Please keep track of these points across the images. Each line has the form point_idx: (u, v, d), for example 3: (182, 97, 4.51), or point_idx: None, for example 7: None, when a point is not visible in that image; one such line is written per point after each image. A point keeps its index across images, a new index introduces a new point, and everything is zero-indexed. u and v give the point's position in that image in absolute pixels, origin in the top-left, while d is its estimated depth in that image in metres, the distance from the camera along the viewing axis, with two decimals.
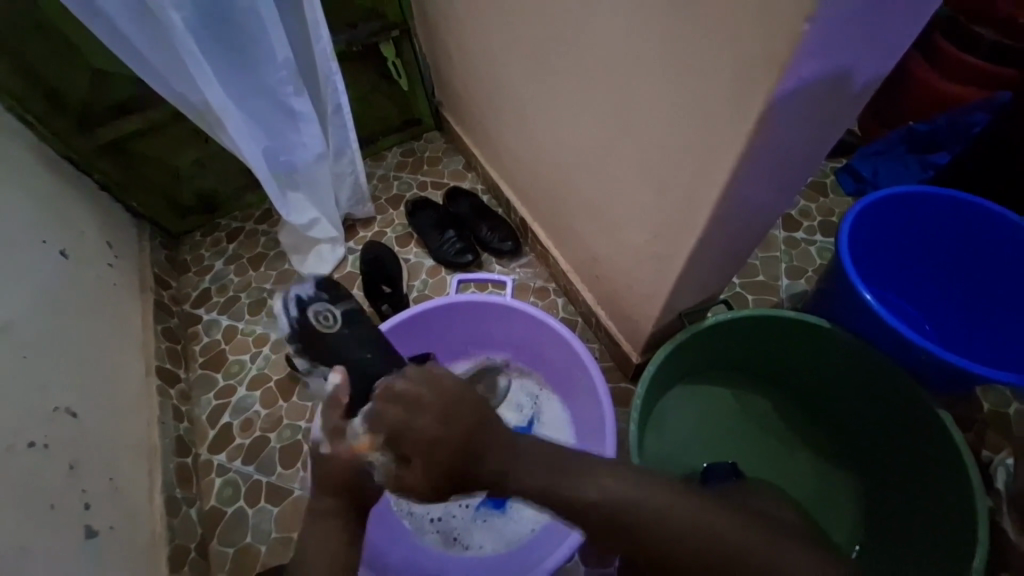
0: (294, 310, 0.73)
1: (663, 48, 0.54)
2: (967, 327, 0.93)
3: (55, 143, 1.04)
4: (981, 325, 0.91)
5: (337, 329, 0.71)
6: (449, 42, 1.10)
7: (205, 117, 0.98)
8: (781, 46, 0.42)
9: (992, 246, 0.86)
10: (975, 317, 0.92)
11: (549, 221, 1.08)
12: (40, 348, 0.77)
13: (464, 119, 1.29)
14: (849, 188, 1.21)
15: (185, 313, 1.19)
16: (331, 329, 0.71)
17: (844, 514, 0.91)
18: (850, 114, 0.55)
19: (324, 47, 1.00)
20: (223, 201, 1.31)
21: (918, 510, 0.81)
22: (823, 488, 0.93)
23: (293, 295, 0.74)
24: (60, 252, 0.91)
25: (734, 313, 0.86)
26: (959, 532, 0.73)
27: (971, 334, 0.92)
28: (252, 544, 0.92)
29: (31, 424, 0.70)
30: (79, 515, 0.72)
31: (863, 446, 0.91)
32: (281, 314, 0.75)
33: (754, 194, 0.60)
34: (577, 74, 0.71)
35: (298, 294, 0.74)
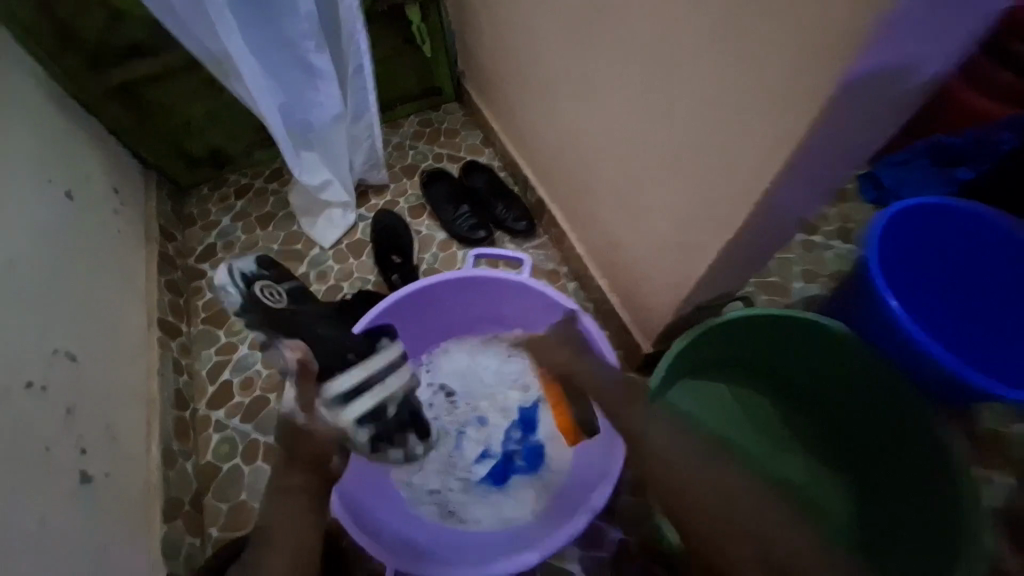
0: (240, 284, 0.70)
1: (719, 26, 0.52)
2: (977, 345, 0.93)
3: (62, 79, 0.99)
4: (990, 343, 0.91)
5: (283, 305, 0.70)
6: (479, 9, 1.06)
7: (222, 64, 0.94)
8: (851, 29, 0.40)
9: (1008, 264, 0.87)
10: (985, 335, 0.92)
11: (568, 203, 1.06)
12: (41, 288, 0.75)
13: (487, 92, 1.25)
14: (870, 195, 1.20)
15: (189, 267, 1.17)
16: (277, 306, 0.70)
17: (838, 522, 0.90)
18: (899, 110, 0.53)
19: (350, 4, 0.96)
20: (233, 156, 1.27)
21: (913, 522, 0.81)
22: (819, 495, 0.93)
23: (239, 271, 0.71)
24: (64, 193, 0.88)
25: (753, 309, 0.85)
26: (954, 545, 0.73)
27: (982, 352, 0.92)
28: (247, 502, 0.91)
29: (29, 365, 0.68)
30: (75, 460, 0.70)
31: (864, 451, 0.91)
32: (224, 287, 0.71)
33: (796, 188, 0.58)
34: (619, 50, 0.68)
35: (241, 270, 0.72)
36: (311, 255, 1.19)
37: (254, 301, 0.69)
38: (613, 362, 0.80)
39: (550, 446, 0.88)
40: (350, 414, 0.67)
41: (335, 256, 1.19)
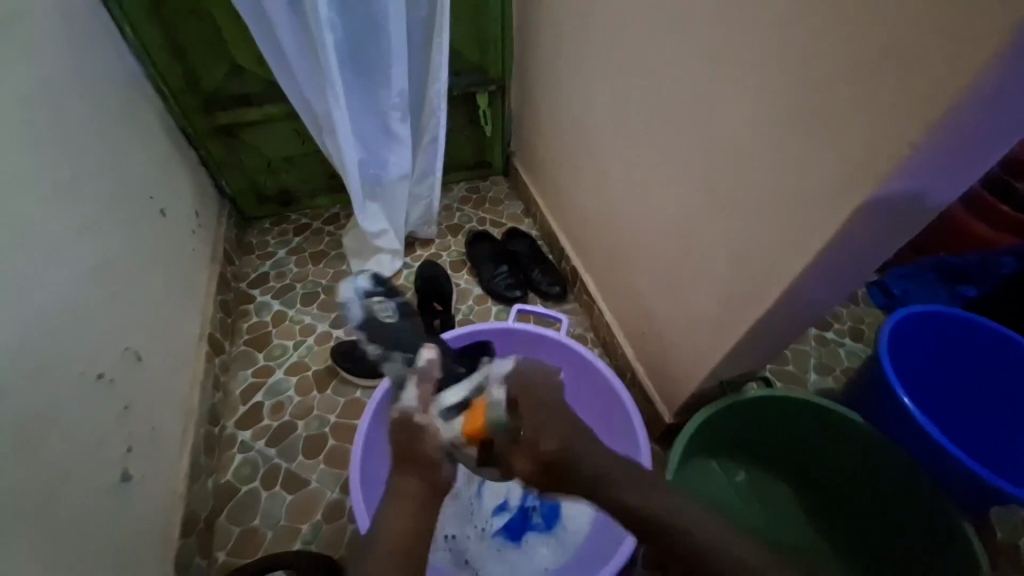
0: (361, 300, 0.86)
1: (766, 136, 0.62)
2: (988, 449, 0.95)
3: (177, 115, 1.15)
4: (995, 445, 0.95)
5: (392, 319, 0.81)
6: (541, 102, 1.23)
7: (319, 123, 1.11)
8: (885, 159, 0.50)
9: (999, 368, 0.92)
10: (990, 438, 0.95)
11: (602, 274, 1.15)
12: (124, 290, 0.85)
13: (535, 170, 1.40)
14: (879, 302, 1.27)
15: (241, 291, 1.25)
16: (388, 319, 0.81)
17: None
18: (915, 229, 0.62)
19: (438, 87, 1.14)
20: (299, 198, 1.41)
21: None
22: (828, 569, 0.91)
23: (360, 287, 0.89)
24: (159, 210, 1.00)
25: (781, 392, 0.88)
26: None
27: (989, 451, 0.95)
28: (260, 529, 0.90)
29: (104, 357, 0.76)
30: (121, 456, 0.75)
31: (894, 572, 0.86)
32: (347, 302, 0.87)
33: (819, 287, 0.67)
34: (675, 149, 0.80)
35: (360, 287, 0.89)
36: None
37: (371, 315, 0.83)
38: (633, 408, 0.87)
39: (568, 506, 0.89)
40: (461, 423, 0.53)
41: None
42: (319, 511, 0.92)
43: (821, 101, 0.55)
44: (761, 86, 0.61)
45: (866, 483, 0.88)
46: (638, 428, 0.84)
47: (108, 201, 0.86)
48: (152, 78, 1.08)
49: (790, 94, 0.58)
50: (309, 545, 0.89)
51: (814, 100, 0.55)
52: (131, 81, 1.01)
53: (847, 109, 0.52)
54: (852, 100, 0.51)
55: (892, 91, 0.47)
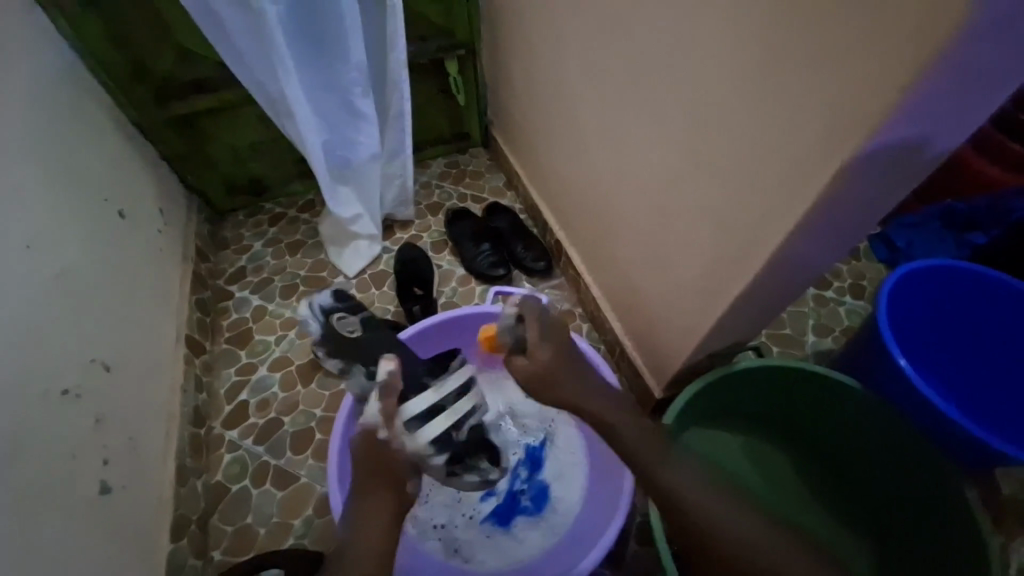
0: (319, 317, 1.05)
1: (747, 87, 0.56)
2: (983, 406, 0.93)
3: (128, 109, 1.08)
4: (991, 400, 0.92)
5: (358, 334, 0.99)
6: (514, 65, 1.14)
7: (276, 105, 1.03)
8: (876, 104, 0.43)
9: (998, 323, 0.88)
10: (987, 393, 0.92)
11: (587, 247, 1.10)
12: (86, 300, 0.82)
13: (514, 139, 1.32)
14: (881, 255, 1.21)
15: (218, 288, 1.22)
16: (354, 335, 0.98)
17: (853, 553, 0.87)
18: (913, 183, 0.56)
19: (399, 56, 1.05)
20: (271, 186, 1.35)
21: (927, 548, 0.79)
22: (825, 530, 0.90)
23: (317, 304, 1.06)
24: (117, 211, 0.96)
25: (767, 361, 0.85)
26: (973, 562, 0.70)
27: (985, 409, 0.93)
28: (251, 526, 0.93)
29: (67, 372, 0.74)
30: (97, 469, 0.75)
31: (902, 532, 0.84)
32: (307, 319, 1.06)
33: (806, 252, 0.62)
34: (652, 107, 0.73)
35: (320, 304, 1.06)
36: (336, 283, 1.24)
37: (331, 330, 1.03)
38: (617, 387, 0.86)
39: (557, 488, 0.88)
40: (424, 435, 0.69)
41: (359, 285, 1.23)
42: (311, 505, 0.95)
43: (805, 42, 0.47)
44: (740, 29, 0.54)
45: (868, 444, 0.84)
46: None
47: (60, 206, 0.82)
48: (93, 70, 1.01)
49: (772, 34, 0.50)
50: (302, 540, 0.92)
51: (797, 40, 0.48)
52: (72, 73, 0.95)
53: (830, 50, 0.45)
54: (837, 38, 0.44)
55: (881, 24, 0.40)
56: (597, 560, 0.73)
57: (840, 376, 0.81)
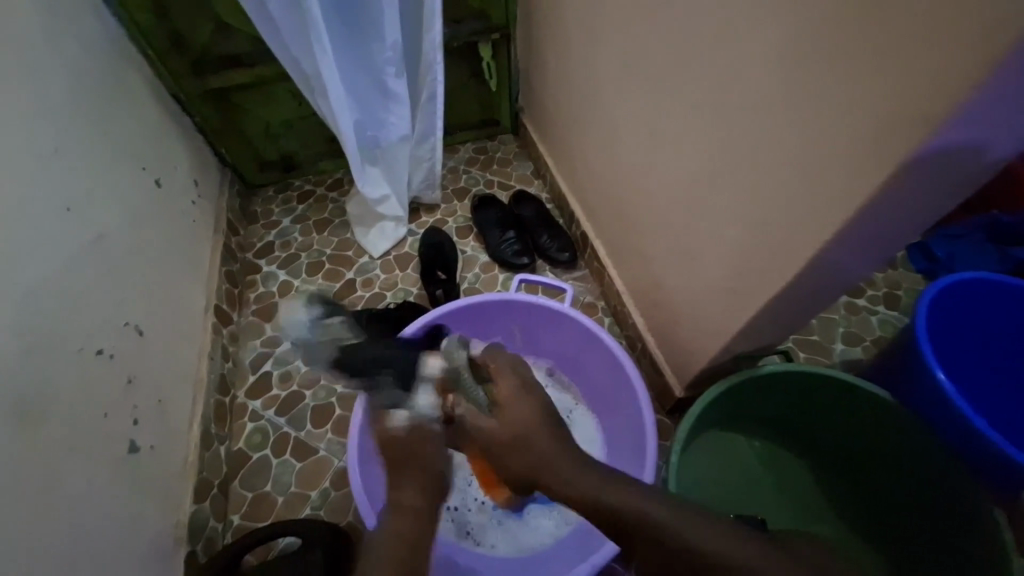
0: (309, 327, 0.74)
1: (796, 80, 0.53)
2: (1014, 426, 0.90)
3: (168, 81, 1.10)
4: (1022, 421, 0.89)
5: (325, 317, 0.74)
6: (548, 51, 1.12)
7: (310, 82, 1.04)
8: (935, 104, 0.41)
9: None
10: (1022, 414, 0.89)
11: (613, 241, 1.09)
12: (122, 264, 0.84)
13: (544, 127, 1.30)
14: (919, 265, 1.16)
15: (247, 261, 1.25)
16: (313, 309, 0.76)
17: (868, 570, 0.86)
18: (969, 189, 0.53)
19: (433, 37, 1.04)
20: (301, 163, 1.36)
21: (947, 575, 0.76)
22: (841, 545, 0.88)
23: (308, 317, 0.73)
24: (154, 179, 0.98)
25: (792, 366, 0.83)
26: None
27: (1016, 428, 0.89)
28: (270, 493, 0.96)
29: (103, 333, 0.77)
30: (127, 428, 0.78)
31: (921, 556, 0.81)
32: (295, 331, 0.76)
33: (849, 255, 0.60)
34: (692, 101, 0.71)
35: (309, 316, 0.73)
36: (361, 262, 1.25)
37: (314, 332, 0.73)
38: (637, 380, 0.84)
39: None
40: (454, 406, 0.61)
41: (383, 266, 1.24)
42: (327, 478, 0.97)
43: (860, 36, 0.45)
44: (792, 19, 0.52)
45: (897, 460, 0.81)
46: (644, 406, 0.82)
47: (99, 171, 0.84)
48: (137, 40, 1.02)
49: (826, 26, 0.48)
50: (318, 511, 0.94)
51: (851, 33, 0.46)
52: (115, 40, 0.96)
53: (886, 46, 0.43)
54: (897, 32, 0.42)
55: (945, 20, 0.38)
56: (609, 556, 0.72)
57: (871, 387, 0.79)
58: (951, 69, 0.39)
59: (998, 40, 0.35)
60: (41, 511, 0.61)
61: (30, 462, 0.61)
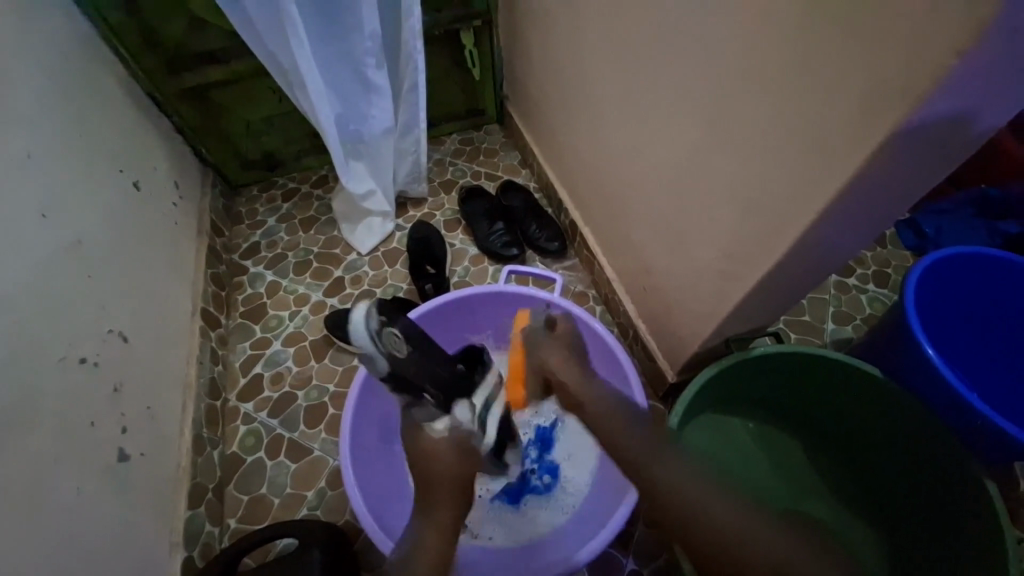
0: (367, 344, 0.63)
1: (779, 55, 0.52)
2: (1005, 398, 0.90)
3: (142, 80, 1.07)
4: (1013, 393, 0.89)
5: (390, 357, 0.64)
6: (531, 38, 1.10)
7: (287, 76, 1.01)
8: (921, 74, 0.40)
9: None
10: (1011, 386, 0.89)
11: (602, 228, 1.08)
12: (102, 271, 0.83)
13: (529, 116, 1.28)
14: (908, 242, 1.17)
15: (233, 262, 1.23)
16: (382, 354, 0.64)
17: (863, 544, 0.87)
18: (953, 163, 0.53)
19: (413, 26, 1.02)
20: (284, 160, 1.34)
21: (939, 546, 0.78)
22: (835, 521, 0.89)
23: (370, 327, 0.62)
24: (132, 182, 0.96)
25: (784, 347, 0.82)
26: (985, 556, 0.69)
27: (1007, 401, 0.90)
28: (266, 495, 0.95)
29: (85, 341, 0.76)
30: (116, 437, 0.77)
31: (913, 529, 0.83)
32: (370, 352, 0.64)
33: (835, 234, 0.59)
34: (676, 82, 0.70)
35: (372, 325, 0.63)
36: (349, 260, 1.23)
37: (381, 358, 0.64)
38: (630, 367, 0.85)
39: (567, 468, 0.89)
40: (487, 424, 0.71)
41: (371, 263, 1.23)
42: (323, 478, 0.96)
43: (844, 6, 0.44)
44: None
45: (890, 436, 0.82)
46: (637, 394, 0.82)
47: (74, 176, 0.81)
48: (107, 38, 0.99)
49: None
50: (315, 511, 0.94)
51: (834, 4, 0.45)
52: (84, 40, 0.93)
53: (869, 17, 0.42)
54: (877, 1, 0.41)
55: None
56: (605, 542, 0.72)
57: (864, 364, 0.79)
58: (932, 38, 0.38)
59: (983, 6, 0.34)
60: (29, 525, 0.61)
61: (16, 476, 0.60)
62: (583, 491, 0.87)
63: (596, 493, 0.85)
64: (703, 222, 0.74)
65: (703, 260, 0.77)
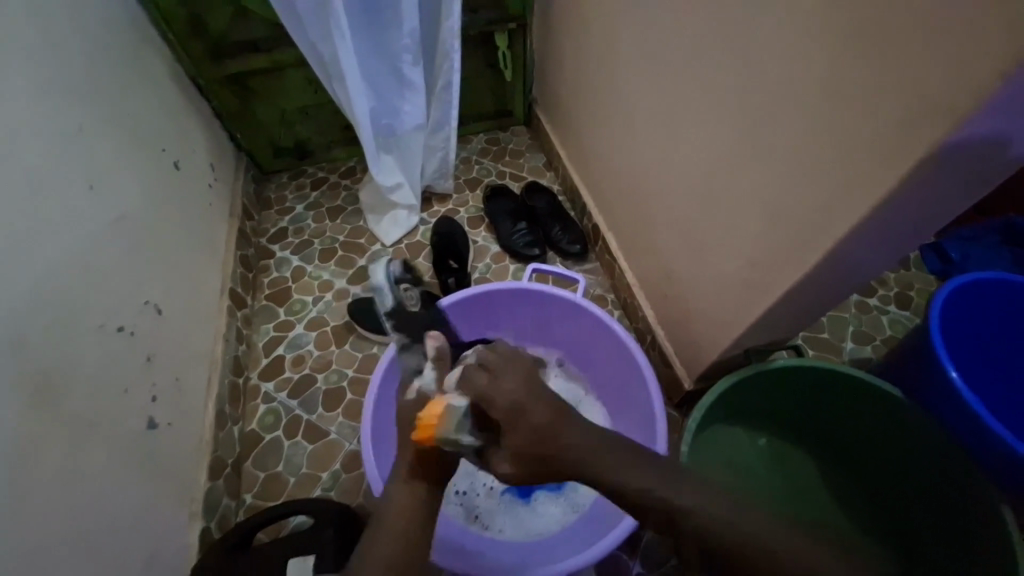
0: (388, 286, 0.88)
1: (819, 71, 0.53)
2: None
3: (187, 64, 1.10)
4: None
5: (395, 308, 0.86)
6: (565, 42, 1.12)
7: (327, 68, 1.04)
8: (964, 94, 0.41)
9: None
10: None
11: (625, 233, 1.09)
12: (142, 245, 0.86)
13: (558, 119, 1.30)
14: (932, 266, 1.16)
15: (261, 246, 1.26)
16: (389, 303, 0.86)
17: None
18: (990, 184, 0.53)
19: (451, 25, 1.04)
20: (315, 150, 1.37)
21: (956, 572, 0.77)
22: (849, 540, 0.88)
23: (392, 272, 0.90)
24: (173, 162, 0.99)
25: (803, 361, 0.83)
26: None
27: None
28: (281, 474, 0.97)
29: (123, 311, 0.78)
30: (146, 405, 0.80)
31: (928, 554, 0.82)
32: (379, 287, 0.86)
33: (866, 249, 0.60)
34: (711, 92, 0.71)
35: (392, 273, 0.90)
36: (373, 250, 1.26)
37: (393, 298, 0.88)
38: (648, 369, 0.86)
39: None
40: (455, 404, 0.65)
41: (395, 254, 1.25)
42: (338, 460, 0.98)
43: (886, 26, 0.45)
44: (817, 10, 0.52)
45: (908, 457, 0.82)
46: (655, 397, 0.83)
47: (120, 153, 0.85)
48: (158, 23, 1.03)
49: (854, 15, 0.48)
50: (328, 492, 0.96)
51: (877, 23, 0.46)
52: (136, 24, 0.97)
53: (914, 37, 0.43)
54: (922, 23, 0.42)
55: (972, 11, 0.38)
56: (619, 539, 0.73)
57: (883, 383, 0.79)
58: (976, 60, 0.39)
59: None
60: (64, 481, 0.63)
61: (52, 435, 0.63)
62: (597, 489, 0.87)
63: (609, 492, 0.85)
64: (731, 232, 0.75)
65: (728, 269, 0.78)
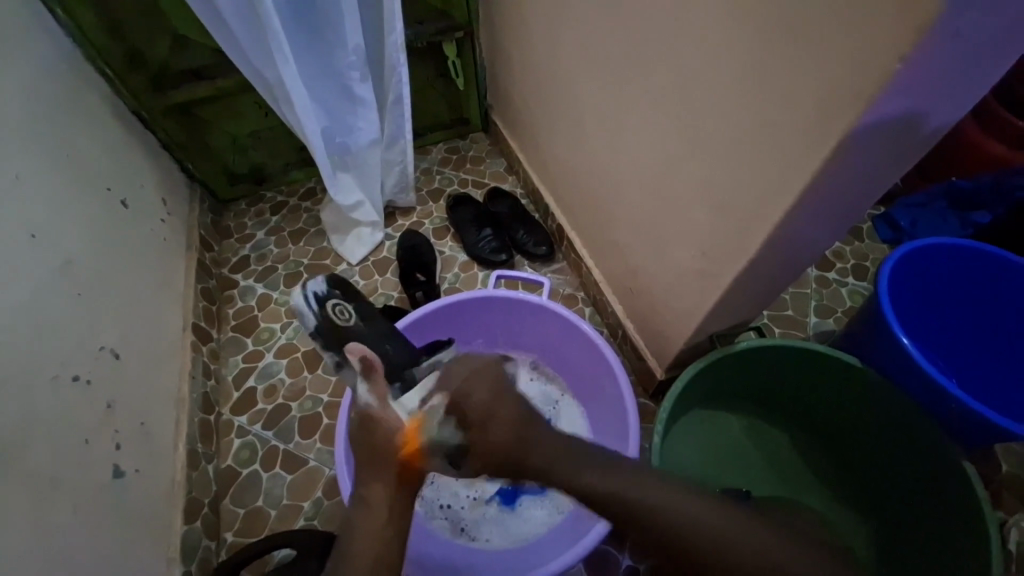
0: (314, 304, 0.77)
1: (741, 63, 0.55)
2: (980, 383, 0.94)
3: (127, 98, 1.07)
4: (989, 378, 0.93)
5: (354, 323, 0.78)
6: (511, 47, 1.13)
7: (273, 91, 1.02)
8: (870, 77, 0.42)
9: (997, 298, 0.89)
10: (986, 372, 0.93)
11: (586, 231, 1.10)
12: (93, 289, 0.83)
13: (513, 123, 1.31)
14: (885, 235, 1.20)
15: (223, 277, 1.23)
16: (349, 323, 0.78)
17: (852, 531, 0.89)
18: (912, 158, 0.56)
19: (395, 39, 1.04)
20: (271, 174, 1.35)
21: (926, 531, 0.80)
22: (827, 511, 0.91)
23: (312, 291, 0.78)
24: (120, 200, 0.96)
25: (765, 341, 0.85)
26: (970, 539, 0.71)
27: (982, 386, 0.94)
28: (263, 508, 0.96)
29: (77, 359, 0.76)
30: (110, 453, 0.77)
31: (899, 515, 0.85)
32: (300, 308, 0.77)
33: (806, 228, 0.62)
34: (649, 89, 0.72)
35: (314, 290, 0.78)
36: (339, 270, 1.25)
37: (330, 319, 0.77)
38: (617, 364, 0.87)
39: None
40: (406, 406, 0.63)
41: (361, 272, 1.24)
42: (320, 488, 0.97)
43: (796, 17, 0.47)
44: (734, 6, 0.53)
45: (873, 423, 0.85)
46: (626, 392, 0.84)
47: (63, 196, 0.82)
48: (91, 58, 0.99)
49: (767, 7, 0.49)
50: (312, 521, 0.94)
51: (788, 16, 0.48)
52: (70, 61, 0.94)
53: (823, 25, 0.44)
54: (824, 14, 0.44)
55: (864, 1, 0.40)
56: (600, 537, 0.73)
57: (843, 355, 0.82)
58: (874, 46, 0.41)
59: (923, 12, 0.37)
60: (30, 542, 0.61)
61: (13, 497, 0.60)
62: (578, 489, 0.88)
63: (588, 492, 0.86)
64: (680, 222, 0.76)
65: (682, 259, 0.79)
